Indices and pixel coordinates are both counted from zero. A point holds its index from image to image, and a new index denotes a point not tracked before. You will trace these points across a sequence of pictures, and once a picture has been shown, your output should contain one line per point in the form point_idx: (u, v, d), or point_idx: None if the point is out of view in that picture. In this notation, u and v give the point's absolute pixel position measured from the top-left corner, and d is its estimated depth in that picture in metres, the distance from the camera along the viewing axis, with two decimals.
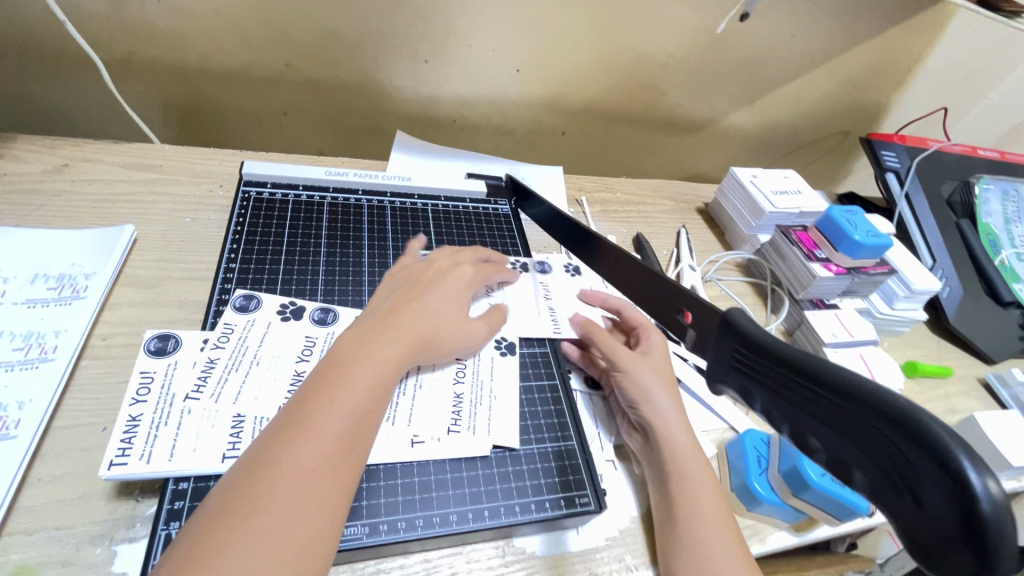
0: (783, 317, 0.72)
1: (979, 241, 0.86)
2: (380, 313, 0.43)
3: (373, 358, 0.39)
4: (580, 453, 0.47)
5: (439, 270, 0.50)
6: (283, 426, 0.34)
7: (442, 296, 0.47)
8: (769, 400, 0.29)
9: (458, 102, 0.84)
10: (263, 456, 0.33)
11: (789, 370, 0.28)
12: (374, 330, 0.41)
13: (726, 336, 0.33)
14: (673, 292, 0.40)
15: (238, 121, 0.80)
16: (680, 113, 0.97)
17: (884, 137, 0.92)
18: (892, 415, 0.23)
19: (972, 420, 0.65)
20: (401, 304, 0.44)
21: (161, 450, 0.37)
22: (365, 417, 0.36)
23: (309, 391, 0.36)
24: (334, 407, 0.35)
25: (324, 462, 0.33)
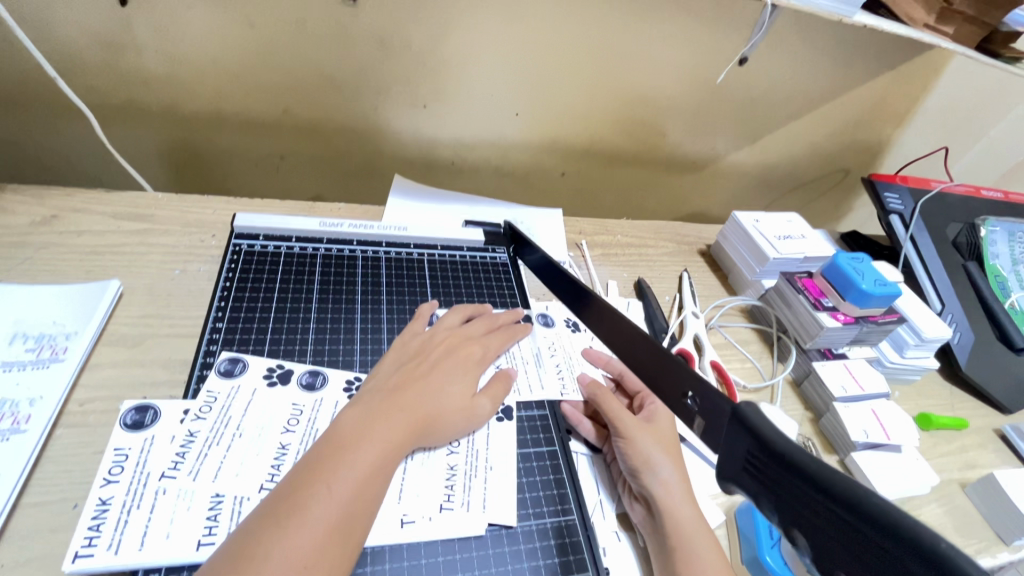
0: (791, 367, 0.70)
1: (988, 285, 0.84)
2: (384, 389, 0.42)
3: (374, 440, 0.37)
4: (581, 528, 0.45)
5: (447, 345, 0.49)
6: (272, 514, 0.32)
7: (448, 371, 0.46)
8: (784, 511, 0.27)
9: (456, 145, 0.84)
10: (248, 547, 0.31)
11: (803, 480, 0.26)
12: (377, 408, 0.40)
13: (735, 431, 0.30)
14: (676, 370, 0.37)
15: (235, 166, 0.79)
16: (680, 153, 0.97)
17: (887, 178, 0.91)
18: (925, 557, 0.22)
19: (991, 478, 0.62)
20: (406, 382, 0.43)
21: (131, 538, 0.34)
22: (362, 505, 0.35)
23: (305, 476, 0.34)
24: (331, 494, 0.34)
25: (312, 557, 0.31)
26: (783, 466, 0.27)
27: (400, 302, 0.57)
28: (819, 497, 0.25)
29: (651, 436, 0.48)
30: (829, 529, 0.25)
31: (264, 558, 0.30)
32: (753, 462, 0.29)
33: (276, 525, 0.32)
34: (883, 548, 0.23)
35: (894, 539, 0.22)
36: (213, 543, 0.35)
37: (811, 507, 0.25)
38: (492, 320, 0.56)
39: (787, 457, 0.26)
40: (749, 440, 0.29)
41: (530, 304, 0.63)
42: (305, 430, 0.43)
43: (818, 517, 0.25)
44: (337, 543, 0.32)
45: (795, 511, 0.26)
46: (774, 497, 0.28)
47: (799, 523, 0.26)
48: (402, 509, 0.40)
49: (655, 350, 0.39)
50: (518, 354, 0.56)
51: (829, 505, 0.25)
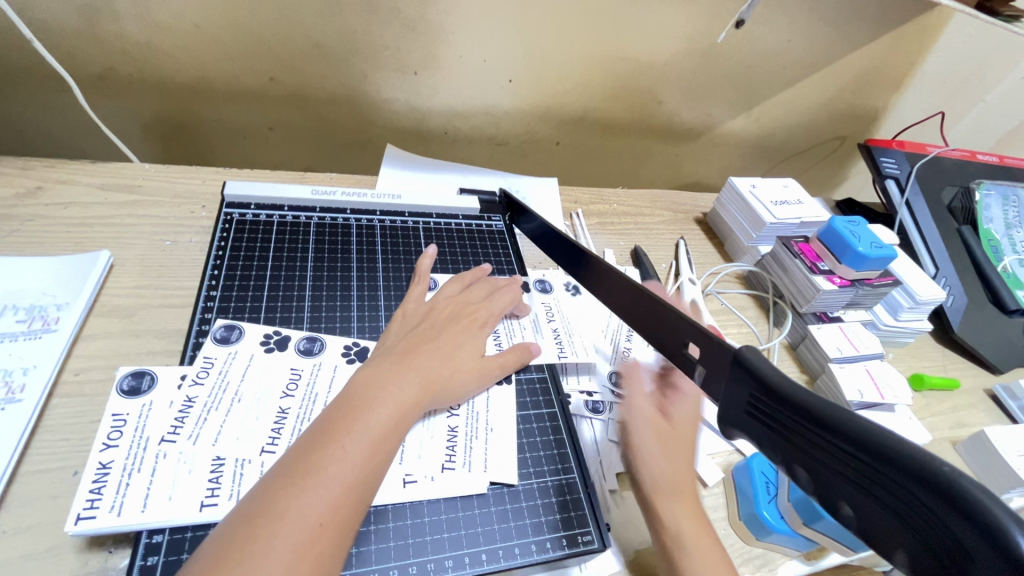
0: (787, 331, 0.71)
1: (982, 248, 0.85)
2: (394, 352, 0.42)
3: (386, 401, 0.37)
4: (582, 486, 0.45)
5: (452, 312, 0.49)
6: (286, 472, 0.32)
7: (454, 337, 0.46)
8: (787, 452, 0.28)
9: (450, 115, 0.82)
10: (264, 506, 0.31)
11: (808, 420, 0.26)
12: (388, 370, 0.40)
13: (738, 377, 0.31)
14: (676, 322, 0.37)
15: (223, 137, 0.77)
16: (676, 121, 0.96)
17: (883, 143, 0.91)
18: (936, 486, 0.22)
19: (981, 436, 0.63)
20: (415, 347, 0.43)
21: (133, 500, 0.34)
22: (373, 464, 0.35)
23: (318, 436, 0.34)
24: (345, 453, 0.34)
25: (329, 514, 0.31)
26: (786, 406, 0.27)
27: (396, 269, 0.57)
28: (825, 436, 0.26)
29: (641, 403, 0.50)
30: (834, 468, 0.25)
31: (281, 516, 0.30)
32: (756, 407, 0.30)
33: (291, 485, 0.31)
34: (891, 482, 0.23)
35: (899, 471, 0.23)
36: (216, 505, 0.35)
37: (814, 446, 0.26)
38: (490, 284, 0.55)
39: (793, 399, 0.27)
40: (751, 384, 0.30)
41: (528, 272, 0.63)
42: (304, 394, 0.43)
43: (823, 456, 0.26)
44: (352, 501, 0.33)
45: (800, 450, 0.27)
46: (778, 439, 0.28)
47: (801, 461, 0.27)
48: (404, 470, 0.41)
49: (656, 304, 0.39)
50: (515, 321, 0.56)
51: (835, 443, 0.25)
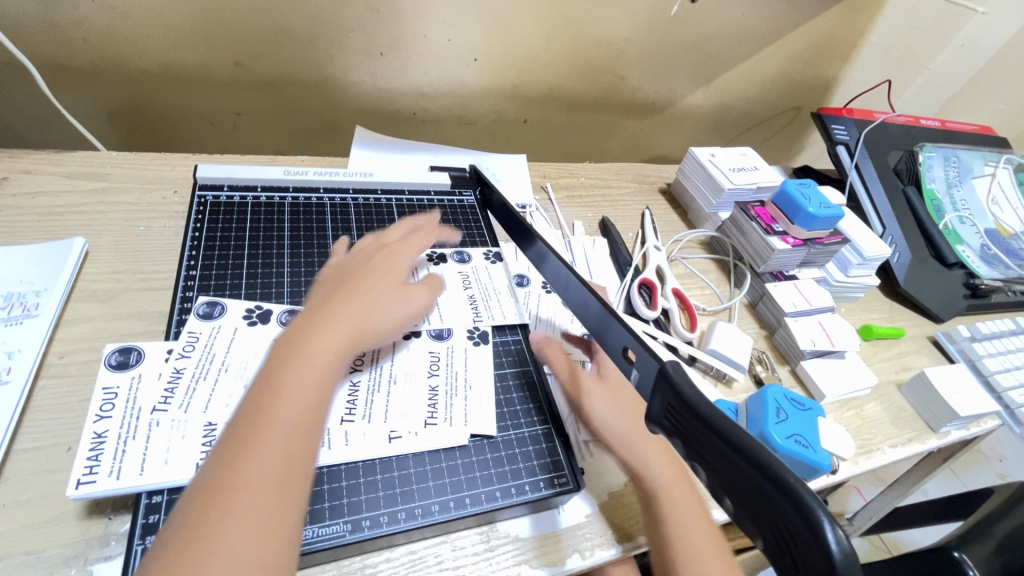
0: (746, 290, 0.75)
1: (925, 207, 0.91)
2: (320, 298, 0.42)
3: (315, 344, 0.37)
4: (558, 435, 0.49)
5: (374, 259, 0.49)
6: (230, 439, 0.32)
7: (378, 277, 0.46)
8: (692, 450, 0.30)
9: (417, 94, 0.83)
10: (215, 476, 0.30)
11: (703, 424, 0.29)
12: (316, 314, 0.40)
13: (660, 386, 0.33)
14: (622, 332, 0.41)
15: (189, 123, 0.77)
16: (639, 95, 0.99)
17: (834, 111, 0.96)
18: (784, 487, 0.24)
19: (922, 376, 0.69)
20: (338, 291, 0.43)
21: (131, 464, 0.36)
22: (319, 406, 0.35)
23: (252, 397, 0.34)
24: (280, 410, 0.33)
25: (278, 469, 0.31)
26: (694, 416, 0.30)
27: None
28: (714, 439, 0.28)
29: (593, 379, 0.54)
30: (707, 456, 0.29)
31: (234, 482, 0.30)
32: (672, 413, 0.32)
33: (237, 448, 0.31)
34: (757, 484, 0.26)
35: (766, 479, 0.25)
36: None
37: (707, 447, 0.29)
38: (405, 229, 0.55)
39: (695, 406, 0.30)
40: (668, 393, 0.32)
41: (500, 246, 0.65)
42: None
43: (711, 455, 0.29)
44: (298, 453, 0.33)
45: (701, 450, 0.29)
46: (685, 437, 0.31)
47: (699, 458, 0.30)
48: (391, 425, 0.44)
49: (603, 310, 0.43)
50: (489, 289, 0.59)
51: (721, 448, 0.28)
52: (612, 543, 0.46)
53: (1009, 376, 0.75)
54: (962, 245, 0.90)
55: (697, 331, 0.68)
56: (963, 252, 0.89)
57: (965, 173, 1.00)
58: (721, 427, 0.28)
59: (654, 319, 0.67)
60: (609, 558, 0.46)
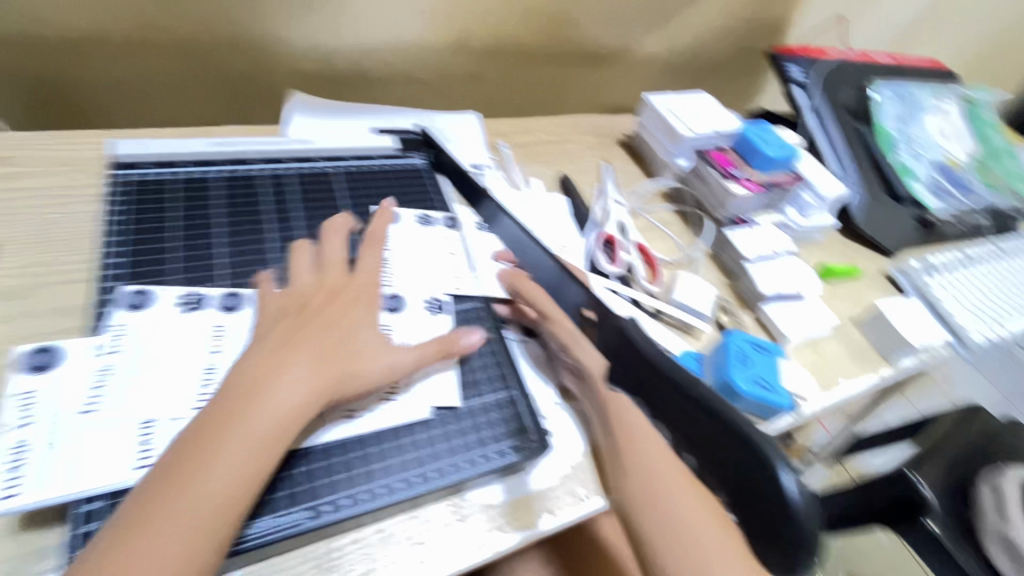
0: (707, 238, 0.74)
1: (878, 144, 0.91)
2: (274, 339, 0.40)
3: (292, 373, 0.38)
4: (523, 400, 0.48)
5: (334, 290, 0.45)
6: (189, 445, 0.34)
7: (341, 316, 0.43)
8: None
9: (355, 52, 0.77)
10: (168, 478, 0.33)
11: None
12: (269, 364, 0.38)
13: None
14: None
15: (101, 96, 0.70)
16: (592, 43, 0.94)
17: (788, 50, 0.94)
18: None
19: (877, 311, 0.70)
20: (293, 336, 0.40)
21: (58, 473, 0.33)
22: (255, 466, 0.34)
23: (219, 411, 0.35)
24: (246, 431, 0.35)
25: (227, 489, 0.33)
26: None
27: (317, 217, 0.55)
28: None
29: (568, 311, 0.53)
30: None
31: (181, 491, 0.32)
32: None
33: (194, 460, 0.33)
34: None
35: None
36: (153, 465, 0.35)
37: None
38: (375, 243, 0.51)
39: None
40: None
41: (454, 210, 0.62)
42: (232, 349, 0.42)
43: None
44: (252, 475, 0.34)
45: None
46: None
47: None
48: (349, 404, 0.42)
49: None
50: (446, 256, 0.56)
51: None
52: (583, 499, 0.47)
53: (957, 304, 0.78)
54: (913, 180, 0.91)
55: (660, 282, 0.67)
56: (915, 187, 0.91)
57: (915, 107, 1.01)
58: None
59: (617, 275, 0.67)
60: (597, 507, 0.47)
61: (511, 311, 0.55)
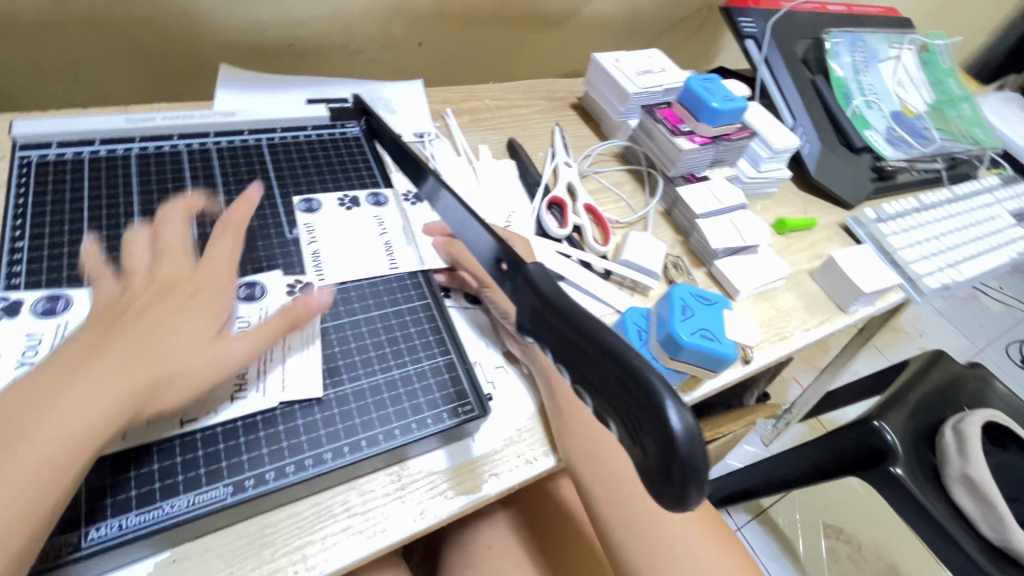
0: (659, 197, 0.73)
1: (833, 95, 0.90)
2: (74, 347, 0.34)
3: (139, 342, 0.35)
4: (461, 364, 0.46)
5: (164, 285, 0.39)
6: (6, 419, 0.31)
7: (165, 316, 0.37)
8: (559, 351, 0.28)
9: (289, 23, 0.74)
10: None
11: (573, 330, 0.26)
12: (55, 381, 0.33)
13: (524, 291, 0.30)
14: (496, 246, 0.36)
15: (16, 79, 0.66)
16: (542, 4, 0.92)
17: (740, 3, 0.92)
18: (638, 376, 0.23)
19: (830, 261, 0.70)
20: (94, 344, 0.35)
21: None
22: (53, 485, 0.30)
23: (49, 381, 0.33)
24: (72, 404, 0.32)
25: (40, 466, 0.30)
26: (563, 318, 0.27)
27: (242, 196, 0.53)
28: (582, 341, 0.26)
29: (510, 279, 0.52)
30: (572, 358, 0.27)
31: None
32: (536, 316, 0.29)
33: (5, 434, 0.30)
34: (612, 379, 0.25)
35: (623, 369, 0.24)
36: None
37: (576, 351, 0.26)
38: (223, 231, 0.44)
39: (560, 305, 0.28)
40: (534, 298, 0.29)
41: (395, 184, 0.60)
42: (48, 359, 0.38)
43: (577, 357, 0.26)
44: (74, 450, 0.31)
45: (570, 355, 0.27)
46: (552, 340, 0.28)
47: (564, 358, 0.28)
48: (285, 377, 0.40)
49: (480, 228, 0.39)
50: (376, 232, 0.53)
51: (591, 348, 0.26)
52: (529, 461, 0.47)
53: (911, 251, 0.78)
54: (869, 131, 0.91)
55: (611, 243, 0.66)
56: (871, 137, 0.90)
57: (871, 57, 1.00)
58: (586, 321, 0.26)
59: (566, 237, 0.65)
60: (548, 466, 0.47)
61: (448, 278, 0.54)
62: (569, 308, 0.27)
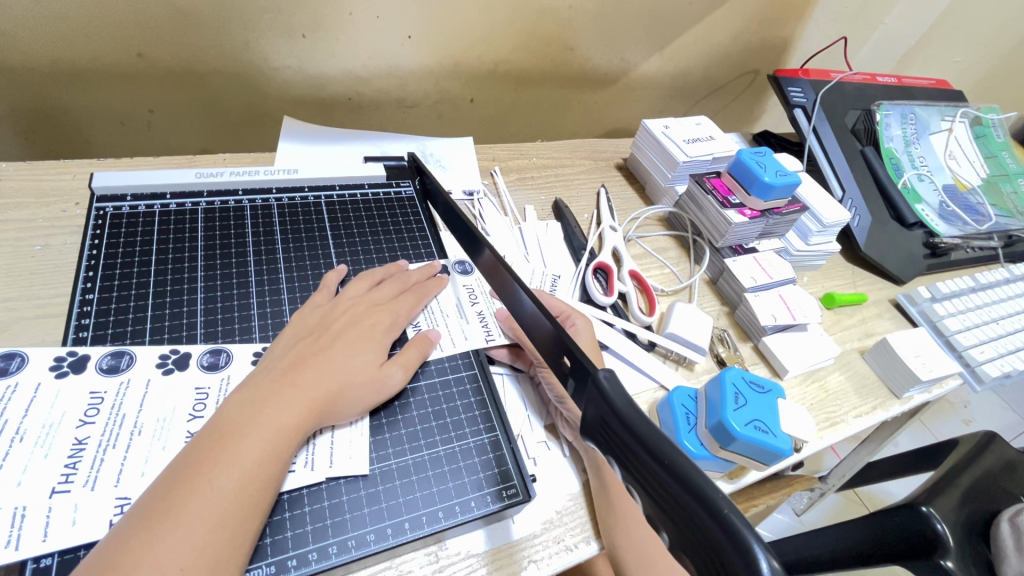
0: (705, 266, 0.73)
1: (884, 168, 0.89)
2: (273, 370, 0.40)
3: (264, 423, 0.36)
4: (506, 442, 0.46)
5: (352, 317, 0.47)
6: (146, 514, 0.31)
7: (352, 342, 0.44)
8: (631, 470, 0.27)
9: (350, 79, 0.77)
10: (117, 555, 0.29)
11: (643, 451, 0.26)
12: (265, 393, 0.38)
13: (592, 399, 0.31)
14: (553, 339, 0.36)
15: (94, 124, 0.70)
16: (591, 66, 0.94)
17: (790, 72, 0.92)
18: (712, 509, 0.22)
19: (884, 343, 0.68)
20: (303, 360, 0.41)
21: (31, 532, 0.32)
22: (250, 503, 0.33)
23: (186, 468, 0.33)
24: (211, 490, 0.32)
25: (191, 559, 0.30)
26: (632, 436, 0.27)
27: (299, 254, 0.54)
28: (651, 463, 0.26)
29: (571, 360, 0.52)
30: (643, 481, 0.26)
31: (131, 568, 0.29)
32: (606, 428, 0.29)
33: (150, 528, 0.30)
34: (686, 510, 0.24)
35: (694, 501, 0.23)
36: None
37: (646, 474, 0.26)
38: (401, 281, 0.53)
39: (627, 421, 0.27)
40: (603, 408, 0.29)
41: (450, 255, 0.60)
42: (109, 418, 0.38)
43: (648, 479, 0.26)
44: (223, 540, 0.31)
45: (641, 477, 0.26)
46: (620, 455, 0.28)
47: (636, 478, 0.27)
48: (333, 451, 0.40)
49: (536, 316, 0.38)
50: (436, 308, 0.54)
51: (660, 473, 0.25)
52: (571, 548, 0.44)
53: (969, 334, 0.75)
54: (921, 205, 0.89)
55: (656, 313, 0.65)
56: (923, 211, 0.88)
57: (922, 128, 0.99)
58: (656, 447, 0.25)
59: (610, 305, 0.64)
60: (590, 554, 0.44)
61: (510, 355, 0.54)
62: (639, 425, 0.27)
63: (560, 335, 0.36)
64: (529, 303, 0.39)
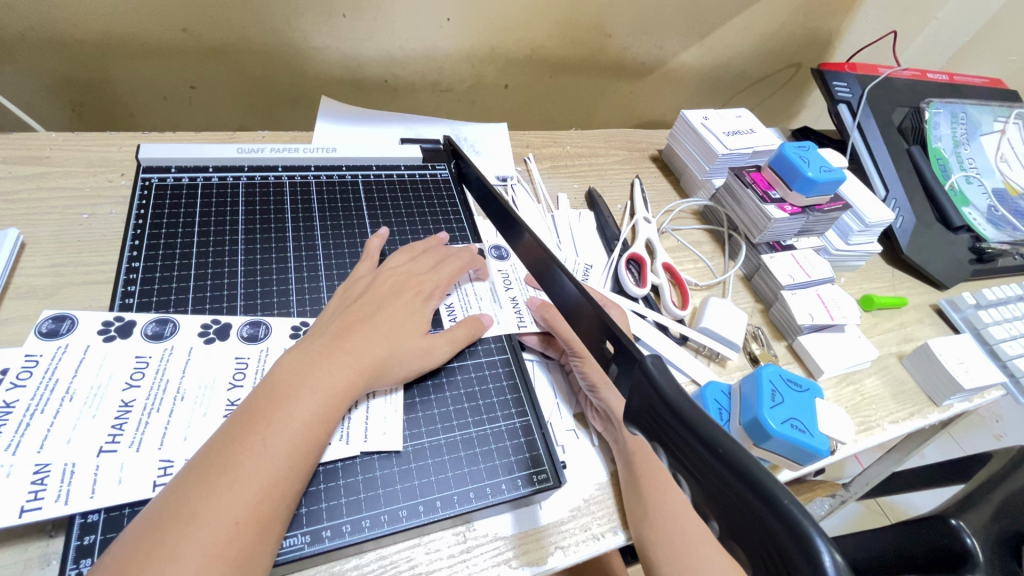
0: (741, 262, 0.71)
1: (931, 167, 0.86)
2: (326, 336, 0.40)
3: (316, 387, 0.36)
4: (537, 427, 0.46)
5: (395, 285, 0.47)
6: (204, 466, 0.32)
7: (395, 314, 0.45)
8: (678, 456, 0.27)
9: (388, 61, 0.77)
10: (176, 507, 0.30)
11: (695, 441, 0.25)
12: (315, 357, 0.38)
13: (639, 382, 0.30)
14: (596, 323, 0.36)
15: (138, 98, 0.72)
16: (628, 54, 0.92)
17: (836, 66, 0.89)
18: (771, 498, 0.22)
19: (925, 348, 0.66)
20: (351, 326, 0.41)
21: (80, 488, 0.33)
22: (299, 465, 0.34)
23: (240, 428, 0.34)
24: (265, 448, 0.33)
25: (247, 513, 0.31)
26: (681, 423, 0.26)
27: (336, 232, 0.54)
28: (702, 451, 0.25)
29: None
30: (691, 467, 0.26)
31: (189, 519, 0.29)
32: (653, 414, 0.29)
33: (206, 482, 0.31)
34: (743, 500, 0.23)
35: (752, 492, 0.22)
36: (39, 509, 0.32)
37: (696, 461, 0.25)
38: (440, 251, 0.53)
39: (678, 406, 0.27)
40: (651, 393, 0.29)
41: (484, 239, 0.60)
42: (153, 383, 0.39)
43: (697, 466, 0.25)
44: (272, 499, 0.32)
45: (689, 464, 0.26)
46: (669, 442, 0.28)
47: (683, 465, 0.26)
48: (368, 426, 0.41)
49: (580, 299, 0.38)
50: (470, 291, 0.54)
51: (709, 461, 0.24)
52: (597, 537, 0.44)
53: (1014, 344, 0.71)
54: (969, 208, 0.85)
55: (689, 307, 0.64)
56: (970, 215, 0.85)
57: (973, 129, 0.95)
58: (705, 432, 0.25)
59: (642, 296, 0.63)
60: (616, 544, 0.44)
61: (541, 342, 0.53)
62: (694, 406, 0.26)
63: (604, 319, 0.35)
64: (571, 289, 0.39)
